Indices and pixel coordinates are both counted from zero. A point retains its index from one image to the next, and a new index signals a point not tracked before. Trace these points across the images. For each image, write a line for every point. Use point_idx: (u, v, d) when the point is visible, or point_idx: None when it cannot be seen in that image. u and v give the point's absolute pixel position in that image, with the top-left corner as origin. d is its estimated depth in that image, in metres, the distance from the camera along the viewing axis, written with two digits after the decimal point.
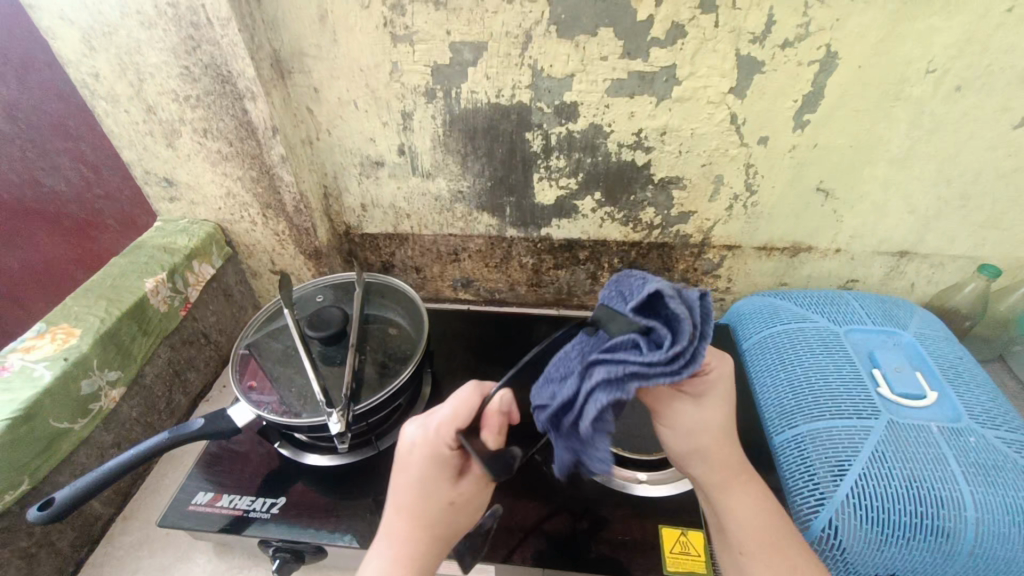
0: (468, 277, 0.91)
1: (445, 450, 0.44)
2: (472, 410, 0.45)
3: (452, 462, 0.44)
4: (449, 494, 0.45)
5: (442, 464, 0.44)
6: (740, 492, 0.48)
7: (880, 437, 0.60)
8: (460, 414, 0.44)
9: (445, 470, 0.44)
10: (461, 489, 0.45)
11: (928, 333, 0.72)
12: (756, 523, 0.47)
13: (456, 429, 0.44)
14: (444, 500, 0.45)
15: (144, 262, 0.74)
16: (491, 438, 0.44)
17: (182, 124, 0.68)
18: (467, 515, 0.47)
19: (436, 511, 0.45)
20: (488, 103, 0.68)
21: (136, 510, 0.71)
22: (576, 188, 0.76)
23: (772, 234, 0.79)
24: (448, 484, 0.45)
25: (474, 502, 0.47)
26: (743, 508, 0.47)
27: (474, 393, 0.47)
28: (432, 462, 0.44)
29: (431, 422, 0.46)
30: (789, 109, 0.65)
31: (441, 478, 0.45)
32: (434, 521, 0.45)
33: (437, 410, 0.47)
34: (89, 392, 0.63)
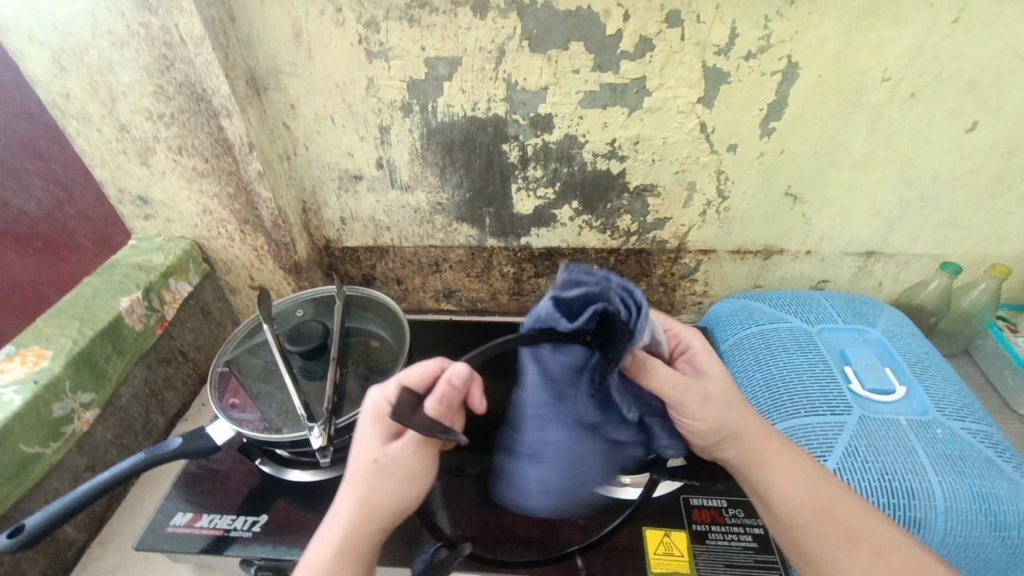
0: (450, 287, 0.91)
1: (384, 406, 0.45)
2: (425, 376, 0.45)
3: (388, 418, 0.45)
4: (376, 452, 0.44)
5: (378, 420, 0.45)
6: (780, 471, 0.49)
7: (853, 431, 0.62)
8: (408, 375, 0.45)
9: (382, 424, 0.45)
10: (387, 449, 0.43)
11: (895, 330, 0.75)
12: (801, 505, 0.47)
13: (401, 385, 0.45)
14: (367, 458, 0.43)
15: (119, 281, 0.73)
16: (430, 404, 0.42)
17: (156, 141, 0.67)
18: (406, 488, 0.43)
19: (362, 472, 0.43)
20: (464, 116, 0.69)
21: (112, 535, 0.69)
22: (553, 198, 0.78)
23: (745, 238, 0.82)
24: (377, 443, 0.44)
25: (404, 470, 0.43)
26: (791, 489, 0.48)
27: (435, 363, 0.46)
28: (369, 421, 0.45)
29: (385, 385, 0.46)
30: (754, 117, 0.67)
31: (371, 435, 0.45)
32: (363, 483, 0.43)
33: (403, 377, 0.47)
34: (61, 415, 0.62)
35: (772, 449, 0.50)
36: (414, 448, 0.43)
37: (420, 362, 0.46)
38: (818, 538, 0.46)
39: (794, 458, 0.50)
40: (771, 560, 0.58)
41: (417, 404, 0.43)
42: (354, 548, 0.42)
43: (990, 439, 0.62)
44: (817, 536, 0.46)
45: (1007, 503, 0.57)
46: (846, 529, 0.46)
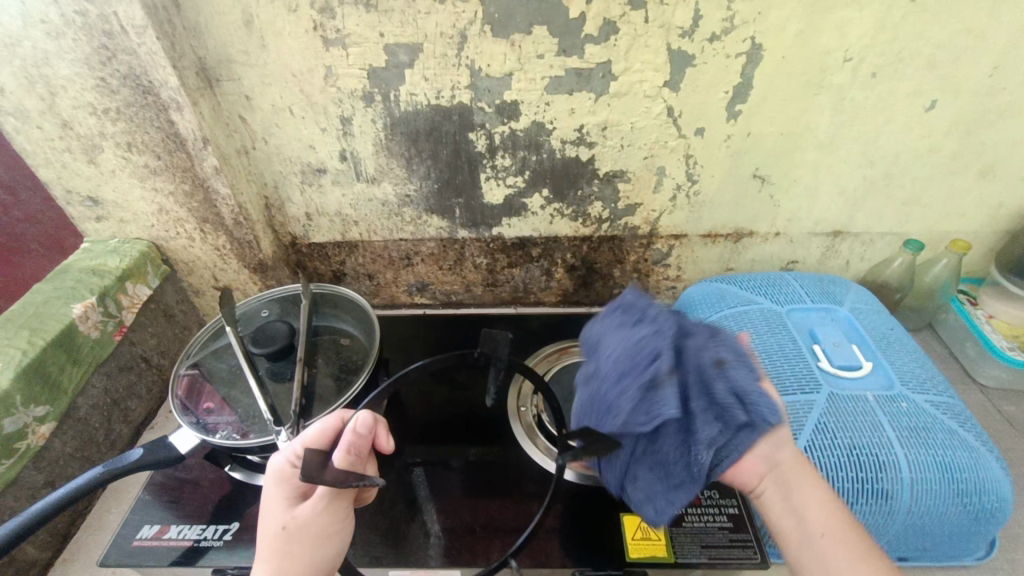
0: (423, 281, 0.90)
1: (287, 468, 0.48)
2: (327, 433, 0.49)
3: (292, 482, 0.48)
4: (284, 518, 0.46)
5: (283, 484, 0.48)
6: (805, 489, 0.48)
7: (822, 408, 0.63)
8: (309, 436, 0.49)
9: (287, 487, 0.48)
10: (295, 512, 0.46)
11: (861, 307, 0.77)
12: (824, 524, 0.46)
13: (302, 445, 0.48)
14: (277, 525, 0.46)
15: (71, 287, 0.69)
16: (337, 456, 0.46)
17: (103, 138, 0.64)
18: (317, 548, 0.46)
19: (273, 542, 0.45)
20: (428, 105, 0.67)
21: (77, 551, 0.67)
22: (524, 187, 0.77)
23: (715, 222, 0.82)
24: (283, 509, 0.47)
25: (313, 530, 0.46)
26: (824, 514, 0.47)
27: (335, 419, 0.50)
28: (276, 486, 0.48)
29: (288, 448, 0.50)
30: (721, 100, 0.67)
31: (279, 500, 0.47)
32: (274, 553, 0.45)
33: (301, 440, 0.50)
34: (13, 430, 0.59)
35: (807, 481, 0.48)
36: (320, 507, 0.47)
37: (319, 422, 0.50)
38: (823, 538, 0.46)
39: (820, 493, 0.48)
40: (746, 538, 0.59)
41: (323, 461, 0.46)
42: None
43: (953, 410, 0.64)
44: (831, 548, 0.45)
45: (970, 471, 0.58)
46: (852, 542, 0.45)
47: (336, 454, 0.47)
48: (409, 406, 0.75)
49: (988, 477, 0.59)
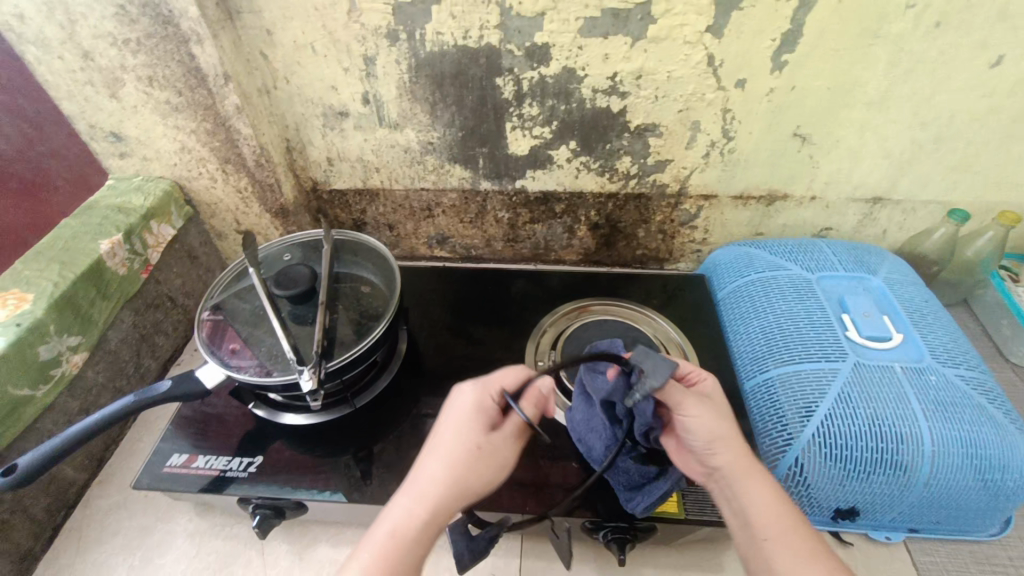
0: (443, 233, 0.89)
1: (488, 399, 0.50)
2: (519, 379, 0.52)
3: (488, 412, 0.49)
4: (480, 440, 0.47)
5: (482, 413, 0.49)
6: (756, 488, 0.47)
7: (846, 378, 0.61)
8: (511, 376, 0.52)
9: (485, 416, 0.49)
10: (490, 436, 0.48)
11: (897, 277, 0.74)
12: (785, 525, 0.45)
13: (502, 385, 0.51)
14: (473, 443, 0.47)
15: (98, 223, 0.70)
16: (530, 406, 0.52)
17: (124, 71, 0.63)
18: (487, 477, 0.47)
19: (464, 456, 0.46)
20: (455, 45, 0.64)
21: (111, 475, 0.70)
22: (551, 137, 0.74)
23: (749, 182, 0.78)
24: (480, 431, 0.48)
25: (500, 461, 0.47)
26: (760, 495, 0.47)
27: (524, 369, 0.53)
28: (473, 411, 0.48)
29: (489, 382, 0.51)
30: (767, 49, 0.63)
31: (477, 423, 0.48)
32: (462, 465, 0.46)
33: (493, 375, 0.52)
34: (49, 357, 0.61)
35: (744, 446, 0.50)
36: (510, 439, 0.49)
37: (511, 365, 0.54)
38: (785, 531, 0.45)
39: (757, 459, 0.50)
40: None
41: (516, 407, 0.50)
42: (437, 525, 0.44)
43: (984, 386, 0.62)
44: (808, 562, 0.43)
45: (995, 448, 0.57)
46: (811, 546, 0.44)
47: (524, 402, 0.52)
48: (426, 357, 0.76)
49: (1013, 456, 0.57)
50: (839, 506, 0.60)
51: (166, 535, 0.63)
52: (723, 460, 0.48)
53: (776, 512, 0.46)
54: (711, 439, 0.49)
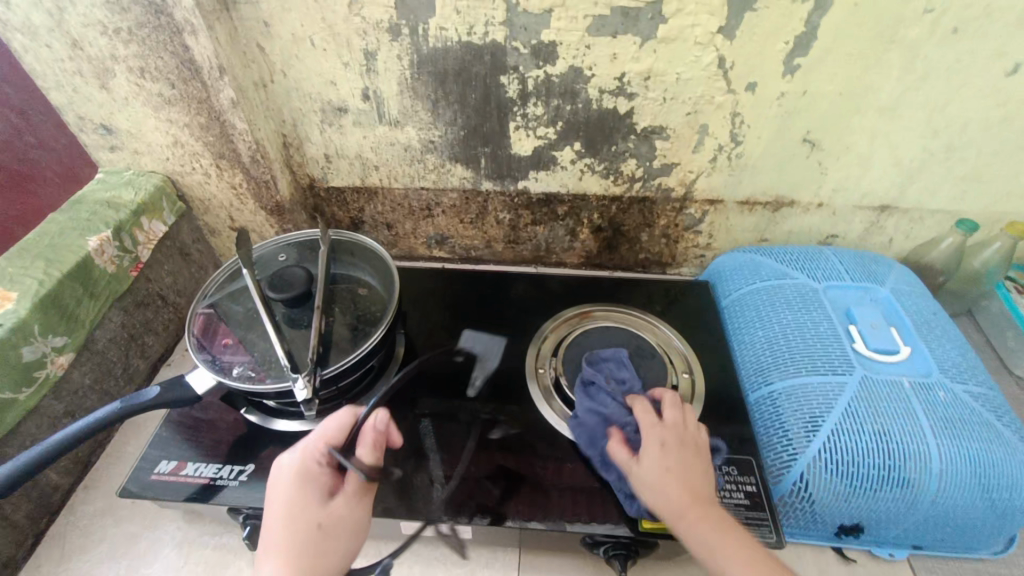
0: (442, 233, 0.87)
1: (313, 466, 0.49)
2: (346, 431, 0.51)
3: (316, 479, 0.48)
4: (319, 514, 0.47)
5: (311, 481, 0.48)
6: (730, 558, 0.46)
7: (854, 392, 0.60)
8: (331, 431, 0.51)
9: (312, 487, 0.48)
10: (329, 509, 0.47)
11: (904, 288, 0.72)
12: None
13: (326, 443, 0.50)
14: (310, 523, 0.46)
15: (86, 218, 0.68)
16: (364, 451, 0.50)
17: (114, 61, 0.60)
18: (346, 546, 0.47)
19: (306, 535, 0.46)
20: (459, 42, 0.62)
21: (97, 479, 0.68)
22: (555, 138, 0.72)
23: (756, 187, 0.77)
24: (313, 505, 0.47)
25: (349, 525, 0.48)
26: (732, 561, 0.46)
27: (350, 416, 0.52)
28: (299, 479, 0.48)
29: (311, 444, 0.50)
30: (779, 52, 0.61)
31: (310, 496, 0.47)
32: (311, 548, 0.45)
33: (315, 435, 0.51)
34: (32, 358, 0.58)
35: (704, 508, 0.49)
36: (352, 501, 0.49)
37: (336, 415, 0.52)
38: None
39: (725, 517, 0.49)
40: (762, 517, 0.55)
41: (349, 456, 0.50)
42: None
43: (992, 402, 0.61)
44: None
45: (1004, 467, 0.56)
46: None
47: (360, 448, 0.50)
48: (425, 362, 0.74)
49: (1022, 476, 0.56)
50: (842, 522, 0.59)
51: (153, 543, 0.62)
52: (673, 492, 0.50)
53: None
54: (678, 505, 0.49)
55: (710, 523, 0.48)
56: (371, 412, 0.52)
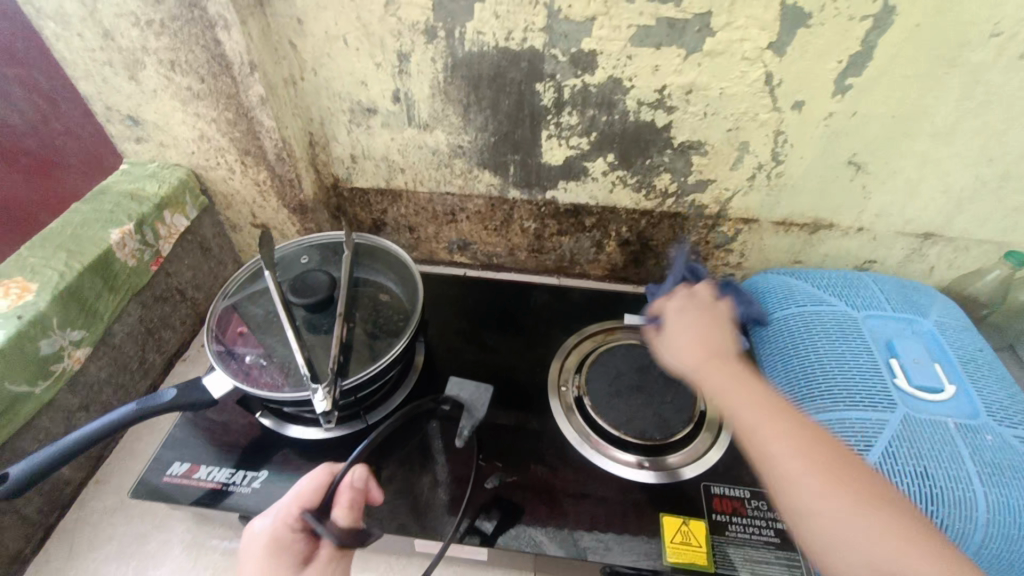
0: (465, 239, 0.85)
1: (285, 533, 0.47)
2: (320, 494, 0.50)
3: (287, 548, 0.47)
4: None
5: (283, 548, 0.47)
6: (784, 434, 0.46)
7: (895, 431, 0.57)
8: (305, 494, 0.49)
9: (285, 556, 0.46)
10: None
11: (949, 322, 0.69)
12: (834, 486, 0.42)
13: (299, 507, 0.49)
14: None
15: (109, 210, 0.67)
16: (341, 512, 0.49)
17: (145, 53, 0.59)
18: None
19: None
20: (495, 47, 0.60)
21: (109, 474, 0.67)
22: (588, 149, 0.70)
23: (793, 208, 0.74)
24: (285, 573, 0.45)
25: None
26: (793, 449, 0.45)
27: (325, 475, 0.51)
28: (270, 548, 0.46)
29: (281, 511, 0.49)
30: (831, 71, 0.58)
31: (280, 566, 0.45)
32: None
33: (286, 501, 0.49)
34: (49, 352, 0.58)
35: (729, 362, 0.54)
36: (327, 566, 0.47)
37: (308, 477, 0.51)
38: (851, 506, 0.41)
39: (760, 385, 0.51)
40: (794, 557, 0.54)
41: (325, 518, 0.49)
42: None
43: None
44: (855, 519, 0.41)
45: None
46: (840, 492, 0.42)
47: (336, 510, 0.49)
48: (443, 373, 0.72)
49: None
50: None
51: (162, 545, 0.61)
52: (714, 384, 0.52)
53: (823, 470, 0.44)
54: (704, 368, 0.54)
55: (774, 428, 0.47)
56: (347, 468, 0.51)
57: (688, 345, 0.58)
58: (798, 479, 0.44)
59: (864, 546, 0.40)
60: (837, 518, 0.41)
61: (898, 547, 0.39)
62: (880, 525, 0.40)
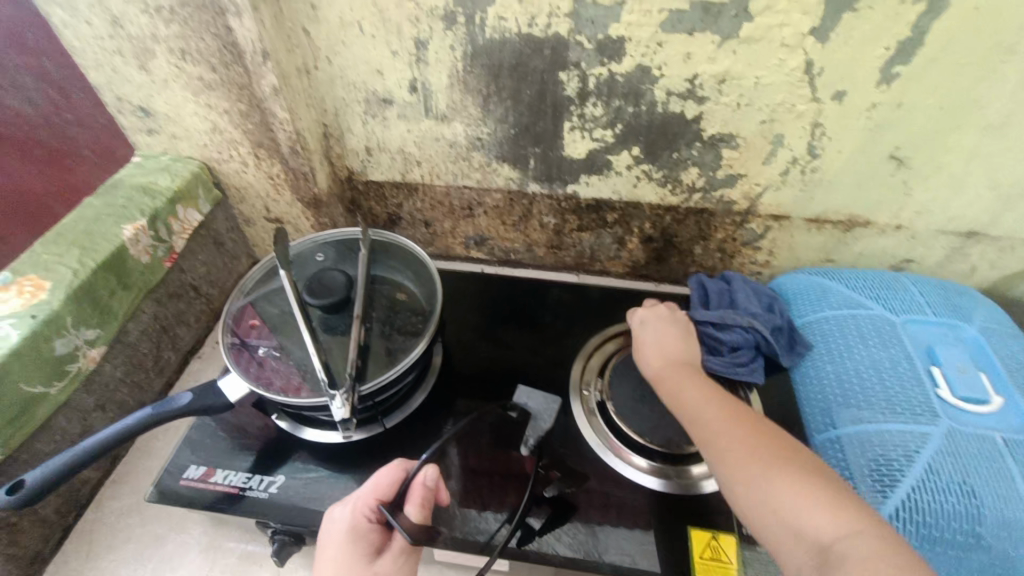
0: (482, 234, 0.82)
1: (362, 522, 0.48)
2: (395, 488, 0.49)
3: (363, 538, 0.47)
4: (365, 573, 0.45)
5: (359, 538, 0.47)
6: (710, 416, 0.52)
7: (938, 445, 0.55)
8: (380, 486, 0.49)
9: (362, 545, 0.47)
10: (377, 568, 0.46)
11: (993, 328, 0.66)
12: (741, 458, 0.47)
13: (375, 499, 0.49)
14: None
15: (122, 204, 0.65)
16: (413, 511, 0.48)
17: (156, 42, 0.57)
18: None
19: None
20: (517, 34, 0.57)
21: (125, 474, 0.67)
22: (612, 141, 0.67)
23: (829, 205, 0.70)
24: (362, 563, 0.46)
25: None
26: (710, 437, 0.50)
27: (398, 472, 0.51)
28: (345, 534, 0.47)
29: (355, 499, 0.49)
30: (878, 58, 0.54)
31: (356, 552, 0.46)
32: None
33: (359, 490, 0.50)
34: (64, 352, 0.57)
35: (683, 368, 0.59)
36: (399, 561, 0.47)
37: (384, 471, 0.51)
38: (762, 470, 0.45)
39: (709, 384, 0.57)
40: None
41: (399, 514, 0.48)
42: None
43: None
44: (783, 488, 0.43)
45: None
46: (759, 459, 0.46)
47: (411, 510, 0.48)
48: (462, 374, 0.70)
49: None
50: None
51: (178, 548, 0.60)
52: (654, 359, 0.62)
53: (753, 450, 0.47)
54: (660, 375, 0.60)
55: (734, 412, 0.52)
56: (421, 470, 0.50)
57: (653, 355, 0.63)
58: (735, 463, 0.47)
59: (773, 504, 0.43)
60: (745, 480, 0.45)
61: (800, 502, 0.42)
62: (788, 490, 0.43)
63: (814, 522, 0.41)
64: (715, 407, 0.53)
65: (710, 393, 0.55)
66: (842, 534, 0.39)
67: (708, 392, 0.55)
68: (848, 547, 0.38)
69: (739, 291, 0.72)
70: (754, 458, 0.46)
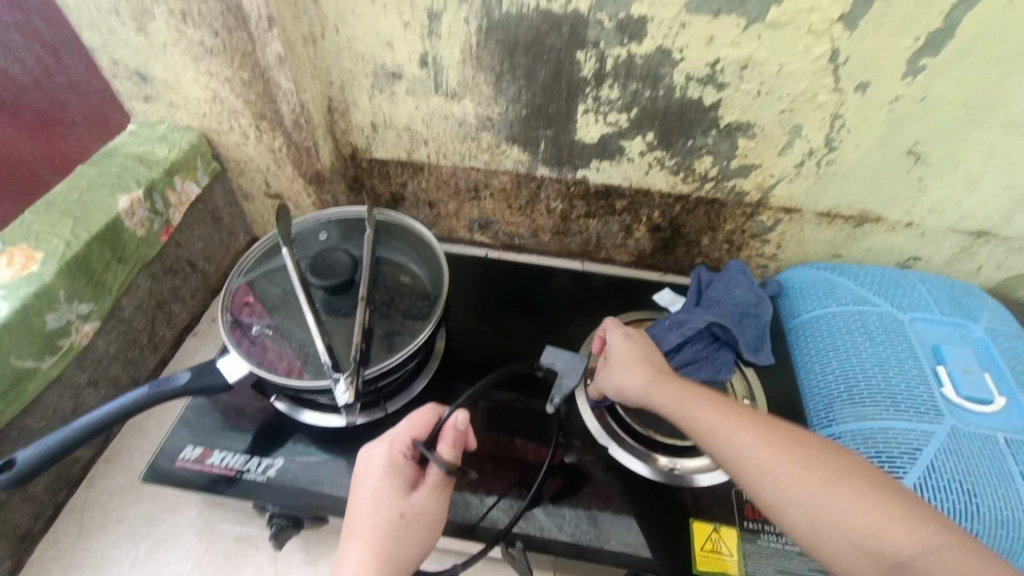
0: (487, 218, 0.81)
1: (396, 458, 0.47)
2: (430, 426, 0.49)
3: (399, 472, 0.47)
4: (401, 505, 0.45)
5: (395, 472, 0.46)
6: (731, 429, 0.45)
7: (941, 444, 0.55)
8: (417, 425, 0.49)
9: (396, 479, 0.46)
10: (412, 501, 0.45)
11: (999, 328, 0.65)
12: (788, 465, 0.41)
13: (410, 436, 0.48)
14: (394, 512, 0.44)
15: (117, 174, 0.63)
16: (446, 448, 0.47)
17: (155, 2, 0.55)
18: (427, 538, 0.45)
19: (387, 524, 0.43)
20: (535, 9, 0.55)
21: (118, 452, 0.65)
22: (627, 126, 0.65)
23: (842, 199, 0.69)
24: (398, 495, 0.45)
25: (429, 519, 0.46)
26: (764, 462, 0.42)
27: (432, 412, 0.50)
28: (380, 468, 0.47)
29: (387, 437, 0.49)
30: (905, 49, 0.53)
31: (392, 484, 0.46)
32: (390, 538, 0.43)
33: (394, 428, 0.49)
34: (56, 326, 0.55)
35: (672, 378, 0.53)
36: (435, 494, 0.46)
37: (419, 412, 0.50)
38: (811, 482, 0.40)
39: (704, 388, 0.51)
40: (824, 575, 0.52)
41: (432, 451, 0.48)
42: None
43: None
44: (840, 500, 0.39)
45: None
46: (796, 470, 0.41)
47: (441, 446, 0.48)
48: (464, 361, 0.69)
49: None
50: None
51: (173, 529, 0.59)
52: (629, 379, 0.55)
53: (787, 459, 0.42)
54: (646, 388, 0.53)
55: (749, 419, 0.46)
56: (454, 409, 0.49)
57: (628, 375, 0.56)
58: (778, 480, 0.41)
59: (835, 520, 0.38)
60: (795, 498, 0.40)
61: (861, 511, 0.38)
62: (845, 499, 0.39)
63: (886, 534, 0.36)
64: (725, 416, 0.47)
65: (714, 399, 0.49)
66: (921, 546, 0.35)
67: (714, 400, 0.49)
68: (929, 561, 0.34)
69: (714, 289, 0.72)
70: (796, 468, 0.41)
